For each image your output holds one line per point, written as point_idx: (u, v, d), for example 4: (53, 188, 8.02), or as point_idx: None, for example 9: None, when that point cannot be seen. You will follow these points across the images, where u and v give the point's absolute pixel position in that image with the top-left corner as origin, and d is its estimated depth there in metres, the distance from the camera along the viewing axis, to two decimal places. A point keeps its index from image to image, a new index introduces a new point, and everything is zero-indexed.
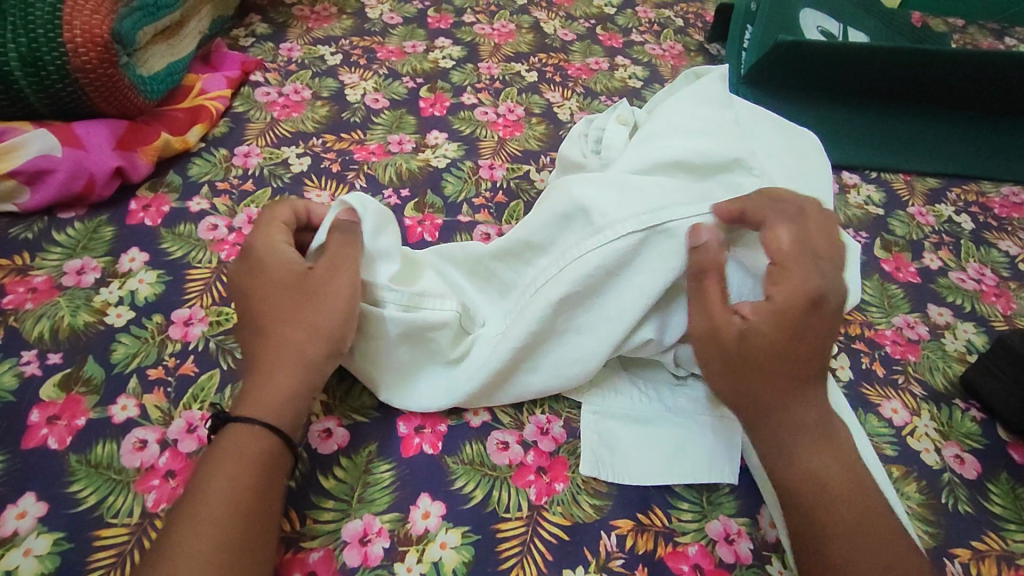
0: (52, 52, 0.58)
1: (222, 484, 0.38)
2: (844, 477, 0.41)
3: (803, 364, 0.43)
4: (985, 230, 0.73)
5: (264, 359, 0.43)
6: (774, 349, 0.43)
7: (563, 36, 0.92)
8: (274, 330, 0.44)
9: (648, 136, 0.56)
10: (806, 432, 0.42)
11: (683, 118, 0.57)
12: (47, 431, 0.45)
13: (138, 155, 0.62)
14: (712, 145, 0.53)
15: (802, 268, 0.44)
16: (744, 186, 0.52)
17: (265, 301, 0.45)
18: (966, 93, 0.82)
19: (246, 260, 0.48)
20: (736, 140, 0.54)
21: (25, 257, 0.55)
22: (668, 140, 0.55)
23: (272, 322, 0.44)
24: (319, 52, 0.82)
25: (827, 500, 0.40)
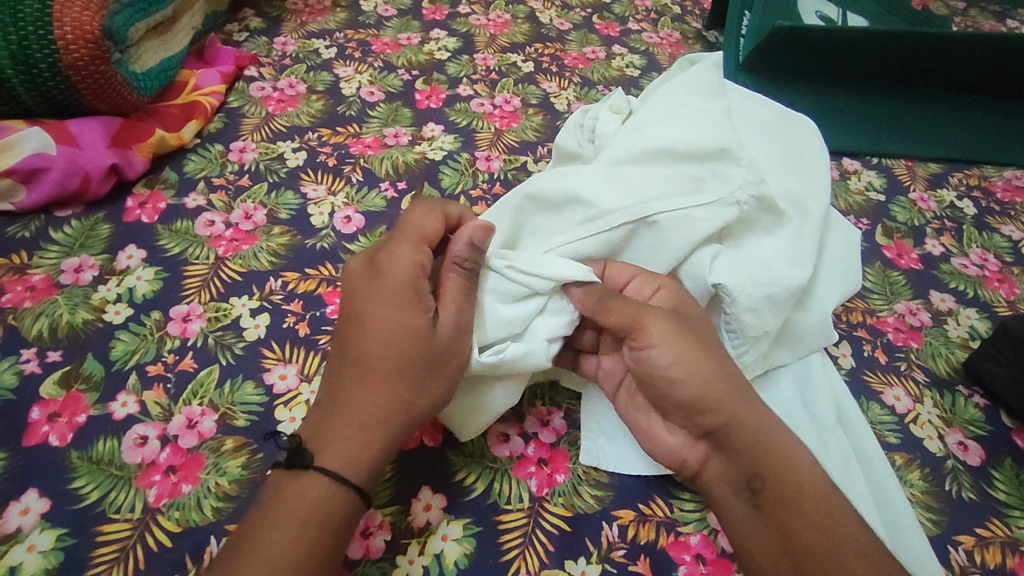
0: (43, 49, 0.57)
1: (294, 539, 0.37)
2: (808, 485, 0.41)
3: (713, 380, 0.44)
4: (987, 215, 0.72)
5: (353, 397, 0.42)
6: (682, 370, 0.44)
7: (559, 26, 0.91)
8: (369, 367, 0.42)
9: (637, 125, 0.56)
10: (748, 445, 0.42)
11: (673, 106, 0.56)
12: (48, 428, 0.45)
13: (134, 152, 0.62)
14: (699, 136, 0.53)
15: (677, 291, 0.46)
16: (730, 176, 0.51)
17: (363, 336, 0.43)
18: (966, 76, 0.82)
19: (368, 283, 0.44)
20: (725, 131, 0.54)
21: (23, 255, 0.55)
22: (655, 130, 0.54)
23: (367, 363, 0.42)
24: (314, 46, 0.82)
25: (789, 508, 0.40)
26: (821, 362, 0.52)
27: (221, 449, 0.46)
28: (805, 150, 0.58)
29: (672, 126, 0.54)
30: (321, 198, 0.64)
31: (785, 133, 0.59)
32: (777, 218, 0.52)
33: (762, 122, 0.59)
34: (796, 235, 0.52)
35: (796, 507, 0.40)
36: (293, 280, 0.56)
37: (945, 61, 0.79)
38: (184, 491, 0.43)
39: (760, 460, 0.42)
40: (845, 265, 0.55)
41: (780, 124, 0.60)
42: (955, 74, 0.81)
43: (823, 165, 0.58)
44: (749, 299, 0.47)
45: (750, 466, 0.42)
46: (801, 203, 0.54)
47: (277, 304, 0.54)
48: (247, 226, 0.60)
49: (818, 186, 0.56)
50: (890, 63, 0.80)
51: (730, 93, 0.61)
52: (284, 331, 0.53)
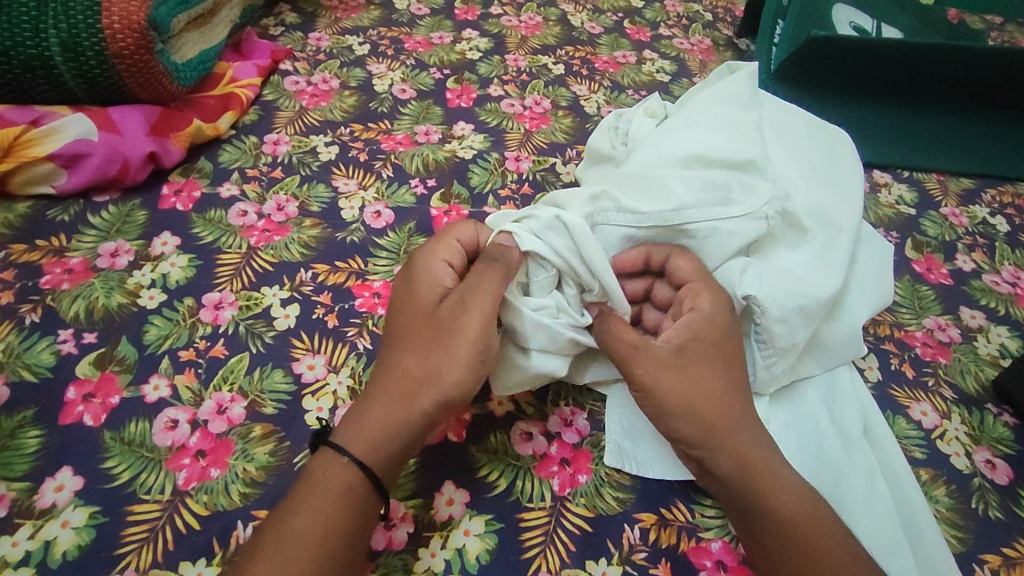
0: (91, 39, 0.59)
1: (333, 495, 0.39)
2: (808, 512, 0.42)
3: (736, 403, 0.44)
4: (1020, 232, 0.71)
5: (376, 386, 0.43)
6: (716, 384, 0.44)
7: (590, 29, 0.92)
8: (401, 358, 0.44)
9: (671, 131, 0.56)
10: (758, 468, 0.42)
11: (708, 114, 0.56)
12: (83, 408, 0.46)
13: (172, 141, 0.63)
14: (733, 144, 0.53)
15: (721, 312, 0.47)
16: (757, 189, 0.51)
17: (393, 327, 0.46)
18: (1003, 91, 0.80)
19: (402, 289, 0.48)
20: (755, 143, 0.54)
21: (62, 238, 0.57)
22: (691, 135, 0.54)
23: (401, 354, 0.44)
24: (347, 42, 0.83)
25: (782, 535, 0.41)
26: (849, 375, 0.52)
27: (249, 435, 0.46)
28: (840, 164, 0.58)
29: (707, 133, 0.54)
30: (352, 192, 0.65)
31: (821, 145, 0.59)
32: (805, 230, 0.52)
33: (797, 133, 0.59)
34: (827, 248, 0.52)
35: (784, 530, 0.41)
36: (323, 272, 0.57)
37: (980, 76, 0.78)
38: (213, 475, 0.44)
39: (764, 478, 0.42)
40: (876, 281, 0.55)
41: (816, 136, 0.60)
42: (991, 89, 0.80)
43: (857, 180, 0.58)
44: (779, 310, 0.47)
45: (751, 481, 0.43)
46: (834, 215, 0.54)
47: (307, 295, 0.55)
48: (280, 217, 0.61)
49: (851, 200, 0.56)
50: (926, 76, 0.79)
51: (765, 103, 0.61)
52: (313, 322, 0.53)
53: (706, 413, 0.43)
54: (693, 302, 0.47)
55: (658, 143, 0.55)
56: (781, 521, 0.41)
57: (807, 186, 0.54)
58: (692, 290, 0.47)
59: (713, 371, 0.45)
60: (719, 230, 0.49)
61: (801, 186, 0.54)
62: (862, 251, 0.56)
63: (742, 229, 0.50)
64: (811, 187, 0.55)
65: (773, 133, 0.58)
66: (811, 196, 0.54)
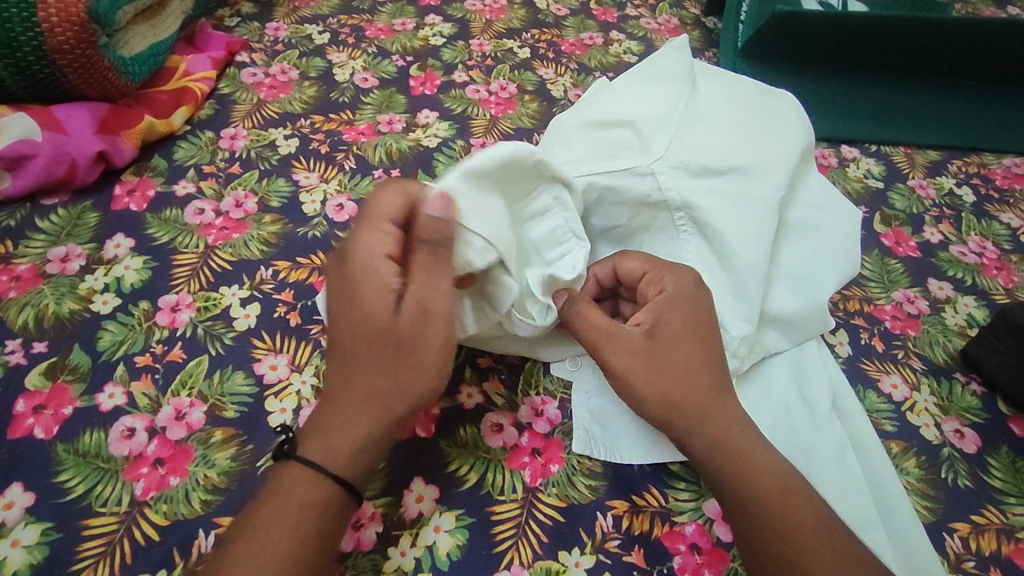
0: (26, 34, 0.56)
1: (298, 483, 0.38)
2: (781, 481, 0.41)
3: (704, 395, 0.43)
4: (986, 202, 0.72)
5: (337, 400, 0.40)
6: (686, 365, 0.44)
7: (556, 11, 0.90)
8: (358, 385, 0.40)
9: (595, 100, 0.57)
10: (729, 447, 0.42)
11: (630, 82, 0.57)
12: (34, 420, 0.44)
13: (122, 139, 0.61)
14: (646, 106, 0.53)
15: (681, 315, 0.45)
16: (694, 152, 0.50)
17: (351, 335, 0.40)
18: (966, 60, 0.80)
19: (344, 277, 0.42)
20: (691, 110, 0.53)
21: (8, 245, 0.54)
22: (607, 102, 0.55)
23: (363, 372, 0.40)
24: (306, 31, 0.80)
25: (753, 504, 0.40)
26: (817, 351, 0.51)
27: (210, 440, 0.45)
28: (781, 122, 0.55)
29: (642, 102, 0.54)
30: (313, 186, 0.63)
31: (760, 102, 0.57)
32: (750, 187, 0.50)
33: (738, 89, 0.57)
34: (745, 199, 0.50)
35: (756, 508, 0.40)
36: (284, 269, 0.56)
37: (944, 46, 0.78)
38: (173, 483, 0.43)
39: (733, 455, 0.42)
40: (826, 254, 0.54)
41: (758, 95, 0.57)
42: (955, 58, 0.80)
43: (799, 134, 0.55)
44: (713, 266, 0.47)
45: (721, 459, 0.42)
46: (755, 164, 0.51)
47: (268, 294, 0.54)
48: (238, 214, 0.59)
49: (781, 152, 0.53)
50: (893, 48, 0.79)
51: (709, 68, 0.60)
52: (275, 321, 0.52)
53: (679, 392, 0.43)
54: (659, 287, 0.46)
55: (575, 115, 0.56)
56: (760, 496, 0.41)
57: (733, 137, 0.52)
58: (652, 277, 0.47)
59: (688, 353, 0.44)
60: (598, 185, 0.49)
61: (727, 138, 0.52)
62: (793, 213, 0.54)
63: (626, 183, 0.49)
64: (734, 134, 0.52)
65: (712, 90, 0.56)
66: (734, 146, 0.51)
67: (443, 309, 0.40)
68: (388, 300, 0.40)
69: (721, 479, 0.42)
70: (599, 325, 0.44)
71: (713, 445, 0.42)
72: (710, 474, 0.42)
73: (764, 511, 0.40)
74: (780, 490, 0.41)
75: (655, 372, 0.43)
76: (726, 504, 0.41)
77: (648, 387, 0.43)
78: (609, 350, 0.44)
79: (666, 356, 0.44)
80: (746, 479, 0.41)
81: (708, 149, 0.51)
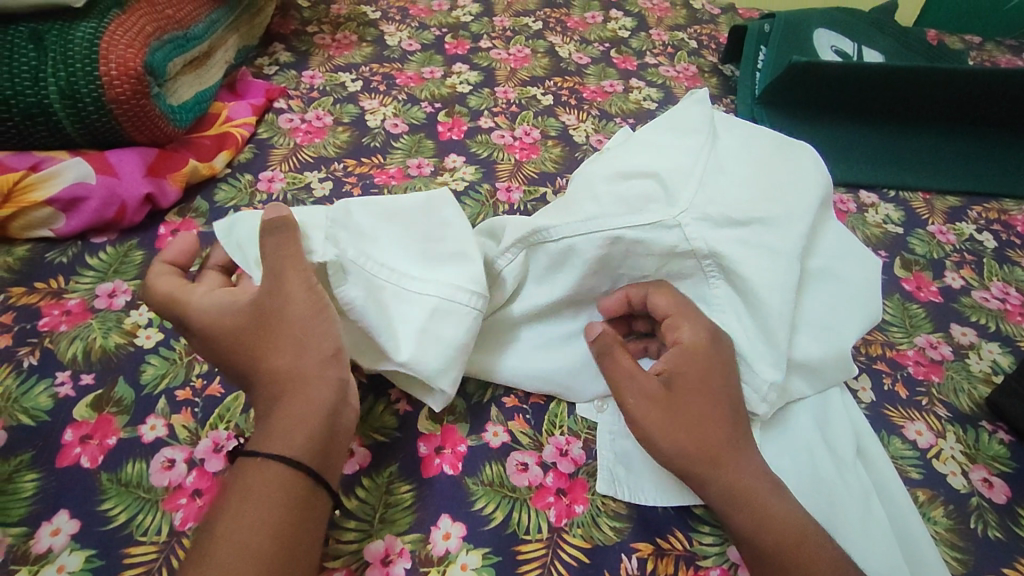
0: (89, 86, 0.60)
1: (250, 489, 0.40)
2: (793, 524, 0.42)
3: (715, 435, 0.45)
4: (1008, 248, 0.72)
5: (273, 406, 0.42)
6: (700, 403, 0.46)
7: (577, 60, 0.94)
8: (267, 375, 0.43)
9: (620, 151, 0.58)
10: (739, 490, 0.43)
11: (651, 135, 0.59)
12: (80, 450, 0.46)
13: (168, 181, 0.65)
14: (670, 161, 0.54)
15: (692, 363, 0.47)
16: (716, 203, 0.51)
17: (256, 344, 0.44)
18: (980, 107, 0.82)
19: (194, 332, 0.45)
20: (711, 160, 0.55)
21: (60, 280, 0.57)
22: (631, 155, 0.57)
23: (279, 363, 0.43)
24: (341, 79, 0.85)
25: (764, 543, 0.42)
26: (839, 396, 0.52)
27: None
28: (799, 175, 0.57)
29: (663, 155, 0.55)
30: None
31: (778, 154, 0.58)
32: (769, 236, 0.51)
33: (758, 140, 0.59)
34: (768, 247, 0.50)
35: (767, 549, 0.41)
36: None
37: (957, 94, 0.80)
38: None
39: (744, 496, 0.43)
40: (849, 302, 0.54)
41: (775, 147, 0.59)
42: (969, 106, 0.82)
43: (820, 186, 0.56)
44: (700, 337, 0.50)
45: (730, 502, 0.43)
46: (778, 217, 0.52)
47: None
48: None
49: (800, 204, 0.54)
50: (908, 96, 0.81)
51: (729, 119, 0.62)
52: None
53: (699, 436, 0.45)
54: (675, 333, 0.49)
55: (600, 166, 0.58)
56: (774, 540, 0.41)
57: (754, 189, 0.53)
58: (671, 324, 0.49)
59: (700, 395, 0.46)
60: (626, 238, 0.50)
61: (750, 190, 0.53)
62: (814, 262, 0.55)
63: (653, 236, 0.50)
64: (755, 185, 0.54)
65: (730, 145, 0.58)
66: (757, 198, 0.52)
67: (277, 267, 0.45)
68: (222, 305, 0.45)
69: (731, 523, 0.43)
70: (624, 368, 0.47)
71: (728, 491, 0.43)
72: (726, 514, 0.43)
73: (779, 557, 0.41)
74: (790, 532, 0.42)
75: (672, 415, 0.45)
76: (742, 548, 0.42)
77: (667, 433, 0.45)
78: (630, 391, 0.46)
79: (680, 400, 0.46)
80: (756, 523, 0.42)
81: (732, 200, 0.52)
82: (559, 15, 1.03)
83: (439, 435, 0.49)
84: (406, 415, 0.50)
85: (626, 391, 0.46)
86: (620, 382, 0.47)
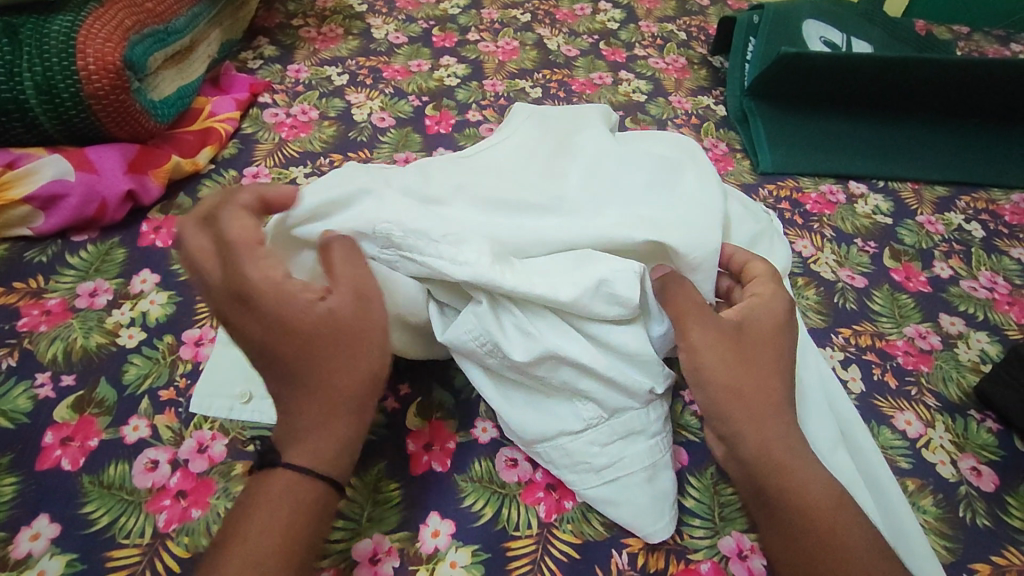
0: (66, 81, 0.59)
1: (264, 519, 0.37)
2: (828, 490, 0.41)
3: (773, 392, 0.43)
4: (996, 237, 0.72)
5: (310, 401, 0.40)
6: (766, 342, 0.45)
7: (566, 52, 0.93)
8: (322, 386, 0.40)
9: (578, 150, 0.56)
10: (783, 449, 0.42)
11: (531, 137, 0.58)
12: (61, 452, 0.45)
13: (150, 178, 0.63)
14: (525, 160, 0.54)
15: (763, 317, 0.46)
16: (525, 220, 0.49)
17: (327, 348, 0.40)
18: (970, 95, 0.82)
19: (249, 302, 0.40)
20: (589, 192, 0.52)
21: (40, 280, 0.56)
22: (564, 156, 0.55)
23: (327, 366, 0.40)
24: (326, 73, 0.84)
25: (802, 503, 0.41)
26: (815, 364, 0.52)
27: (231, 473, 0.46)
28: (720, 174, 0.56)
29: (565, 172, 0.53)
30: None
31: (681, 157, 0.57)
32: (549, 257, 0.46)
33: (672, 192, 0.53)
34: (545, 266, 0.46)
35: (803, 510, 0.40)
36: None
37: (946, 84, 0.80)
38: (194, 515, 0.44)
39: (782, 461, 0.42)
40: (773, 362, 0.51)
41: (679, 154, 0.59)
42: (957, 95, 0.82)
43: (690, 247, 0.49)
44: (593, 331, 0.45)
45: (764, 459, 0.42)
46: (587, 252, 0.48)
47: None
48: None
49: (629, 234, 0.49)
50: (896, 85, 0.81)
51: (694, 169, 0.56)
52: None
53: (755, 378, 0.43)
54: (757, 289, 0.48)
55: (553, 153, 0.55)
56: (810, 504, 0.41)
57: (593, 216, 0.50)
58: (757, 277, 0.49)
59: (768, 352, 0.45)
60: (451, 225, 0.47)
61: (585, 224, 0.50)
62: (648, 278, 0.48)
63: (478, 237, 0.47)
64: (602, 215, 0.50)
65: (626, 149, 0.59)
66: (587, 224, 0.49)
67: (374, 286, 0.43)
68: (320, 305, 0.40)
69: (765, 483, 0.41)
70: (696, 299, 0.45)
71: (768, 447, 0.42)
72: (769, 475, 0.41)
73: (816, 525, 0.40)
74: (830, 497, 0.41)
75: (740, 358, 0.44)
76: (773, 503, 0.41)
77: (726, 365, 0.43)
78: (699, 322, 0.44)
79: (747, 351, 0.44)
80: (803, 487, 0.41)
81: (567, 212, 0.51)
82: (548, 7, 1.02)
83: (428, 432, 0.48)
84: (394, 412, 0.49)
85: (695, 329, 0.44)
86: (689, 313, 0.44)
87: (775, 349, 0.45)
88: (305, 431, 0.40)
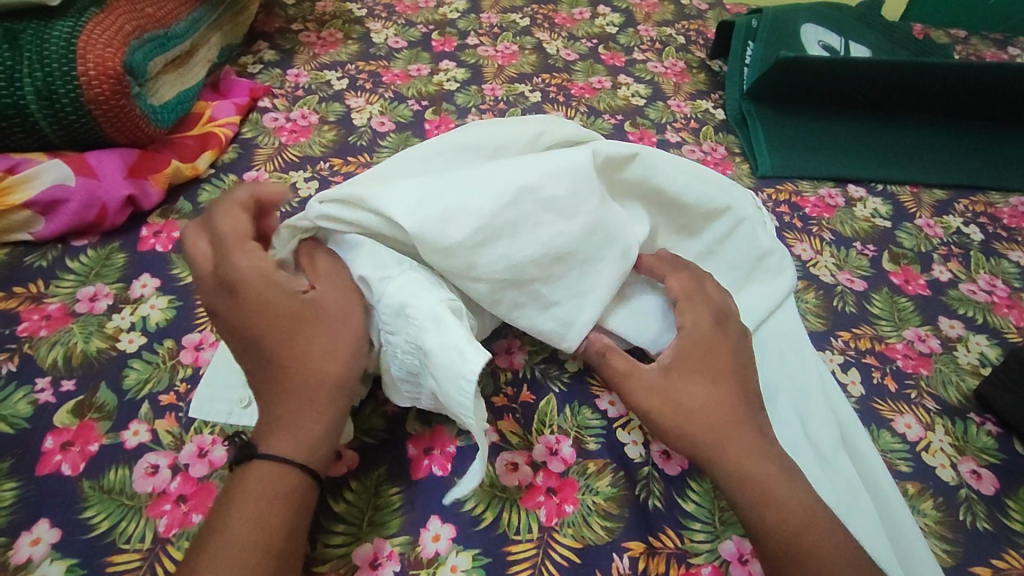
0: (66, 86, 0.59)
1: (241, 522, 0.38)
2: (801, 505, 0.42)
3: (722, 422, 0.45)
4: (994, 240, 0.73)
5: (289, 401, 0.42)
6: (698, 370, 0.47)
7: (565, 56, 0.93)
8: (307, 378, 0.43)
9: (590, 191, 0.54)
10: (748, 477, 0.43)
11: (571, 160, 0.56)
12: (61, 457, 0.45)
13: (150, 183, 0.63)
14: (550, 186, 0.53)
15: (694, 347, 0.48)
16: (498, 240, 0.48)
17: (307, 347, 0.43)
18: (968, 99, 0.82)
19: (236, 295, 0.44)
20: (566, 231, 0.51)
21: (40, 285, 0.56)
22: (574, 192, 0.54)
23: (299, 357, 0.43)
24: (326, 78, 0.84)
25: (777, 523, 0.42)
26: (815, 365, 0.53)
27: None
28: (734, 270, 0.58)
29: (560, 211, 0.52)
30: None
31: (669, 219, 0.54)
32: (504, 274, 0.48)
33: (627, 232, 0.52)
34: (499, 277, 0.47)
35: (778, 532, 0.41)
36: None
37: (943, 88, 0.80)
38: (195, 520, 0.43)
39: (749, 486, 0.43)
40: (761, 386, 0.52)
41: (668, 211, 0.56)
42: (955, 99, 0.82)
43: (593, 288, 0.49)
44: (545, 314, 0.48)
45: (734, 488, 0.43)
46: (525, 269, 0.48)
47: None
48: None
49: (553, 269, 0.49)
50: (894, 88, 0.81)
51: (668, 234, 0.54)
52: None
53: (700, 419, 0.45)
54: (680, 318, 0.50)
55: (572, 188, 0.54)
56: (782, 524, 0.42)
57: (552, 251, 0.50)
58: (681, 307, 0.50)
59: (708, 382, 0.46)
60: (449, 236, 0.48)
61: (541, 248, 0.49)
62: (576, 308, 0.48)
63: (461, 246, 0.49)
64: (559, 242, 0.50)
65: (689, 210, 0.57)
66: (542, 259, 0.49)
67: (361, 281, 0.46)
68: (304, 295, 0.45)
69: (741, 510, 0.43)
70: (619, 363, 0.48)
71: (733, 476, 0.43)
72: (736, 499, 0.43)
73: (790, 545, 0.41)
74: (802, 514, 0.42)
75: (684, 400, 0.45)
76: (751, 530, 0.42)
77: (680, 426, 0.45)
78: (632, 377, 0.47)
79: (682, 391, 0.46)
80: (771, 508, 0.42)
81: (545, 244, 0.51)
82: (547, 11, 1.02)
83: (428, 435, 0.48)
84: (395, 416, 0.49)
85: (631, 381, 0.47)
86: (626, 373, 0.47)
87: (711, 373, 0.47)
88: (283, 423, 0.42)
